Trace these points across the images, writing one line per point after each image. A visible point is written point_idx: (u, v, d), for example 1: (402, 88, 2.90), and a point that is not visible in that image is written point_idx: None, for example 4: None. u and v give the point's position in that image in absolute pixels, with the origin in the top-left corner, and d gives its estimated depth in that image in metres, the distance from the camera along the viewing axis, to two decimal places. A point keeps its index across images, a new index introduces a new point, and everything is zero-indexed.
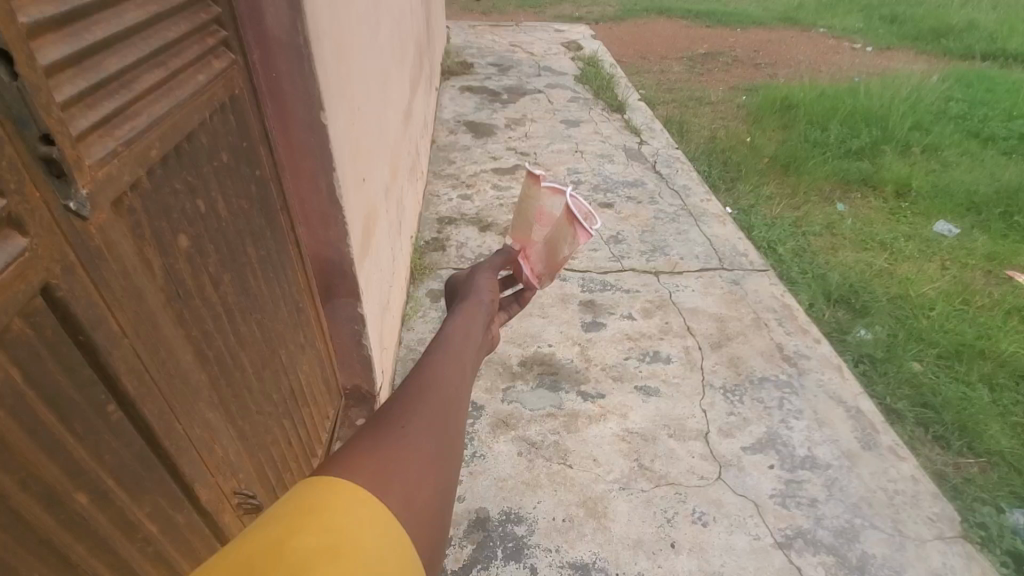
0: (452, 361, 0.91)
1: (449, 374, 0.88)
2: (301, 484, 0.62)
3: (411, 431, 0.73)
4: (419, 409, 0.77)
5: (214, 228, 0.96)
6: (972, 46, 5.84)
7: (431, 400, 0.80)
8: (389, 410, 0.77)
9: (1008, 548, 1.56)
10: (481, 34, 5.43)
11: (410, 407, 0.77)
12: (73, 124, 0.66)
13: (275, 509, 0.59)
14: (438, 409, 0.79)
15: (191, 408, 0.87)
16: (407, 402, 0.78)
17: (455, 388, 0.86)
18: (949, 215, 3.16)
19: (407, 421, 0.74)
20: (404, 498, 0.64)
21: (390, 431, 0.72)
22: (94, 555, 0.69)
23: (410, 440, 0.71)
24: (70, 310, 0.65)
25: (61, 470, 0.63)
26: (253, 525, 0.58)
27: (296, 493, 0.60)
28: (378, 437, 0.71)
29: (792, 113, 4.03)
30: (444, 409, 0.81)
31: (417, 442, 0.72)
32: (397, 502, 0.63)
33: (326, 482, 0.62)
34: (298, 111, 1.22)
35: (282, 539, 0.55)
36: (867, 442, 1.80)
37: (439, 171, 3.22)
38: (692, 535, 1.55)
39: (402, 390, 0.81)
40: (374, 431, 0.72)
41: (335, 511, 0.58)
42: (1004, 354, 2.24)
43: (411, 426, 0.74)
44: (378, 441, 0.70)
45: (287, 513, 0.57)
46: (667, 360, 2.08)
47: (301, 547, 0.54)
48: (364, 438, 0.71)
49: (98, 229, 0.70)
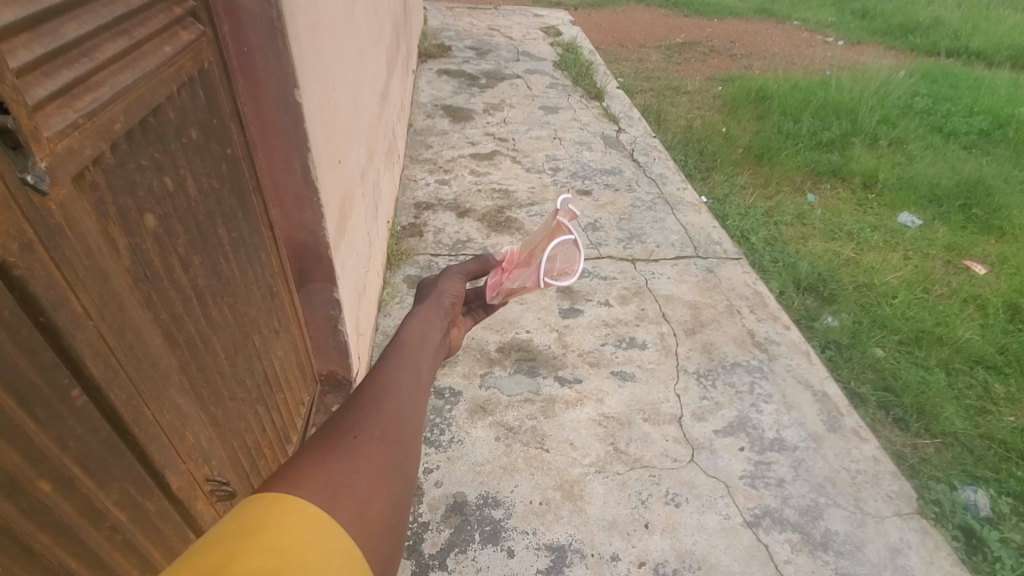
0: (407, 368, 0.90)
1: (404, 380, 0.86)
2: (250, 499, 0.57)
3: (364, 440, 0.70)
4: (372, 417, 0.75)
5: (182, 208, 0.93)
6: (938, 42, 6.00)
7: (386, 406, 0.78)
8: (343, 416, 0.75)
9: (959, 523, 1.65)
10: (460, 16, 5.34)
11: (364, 415, 0.75)
12: (30, 93, 0.63)
13: (218, 528, 0.54)
14: (395, 411, 0.78)
15: (159, 394, 0.84)
16: (361, 409, 0.76)
17: (411, 391, 0.85)
18: (912, 206, 3.27)
19: (359, 430, 0.71)
20: (356, 509, 0.60)
21: (342, 438, 0.70)
22: (58, 544, 0.67)
23: (366, 445, 0.69)
24: (29, 290, 0.62)
25: (21, 456, 0.61)
26: (195, 546, 0.53)
27: (243, 511, 0.55)
28: (330, 446, 0.68)
29: (767, 104, 4.09)
30: (402, 410, 0.80)
31: (370, 451, 0.69)
32: (348, 514, 0.59)
33: (276, 497, 0.57)
34: (272, 89, 1.19)
35: (224, 563, 0.50)
36: (832, 425, 1.87)
37: (416, 155, 3.18)
38: (666, 516, 1.59)
39: (356, 398, 0.79)
40: (326, 441, 0.69)
41: (284, 531, 0.54)
42: (959, 340, 2.35)
43: (363, 435, 0.71)
44: (329, 451, 0.67)
45: (230, 535, 0.53)
46: (643, 346, 2.11)
47: (244, 571, 0.50)
48: (315, 448, 0.67)
49: (58, 205, 0.66)
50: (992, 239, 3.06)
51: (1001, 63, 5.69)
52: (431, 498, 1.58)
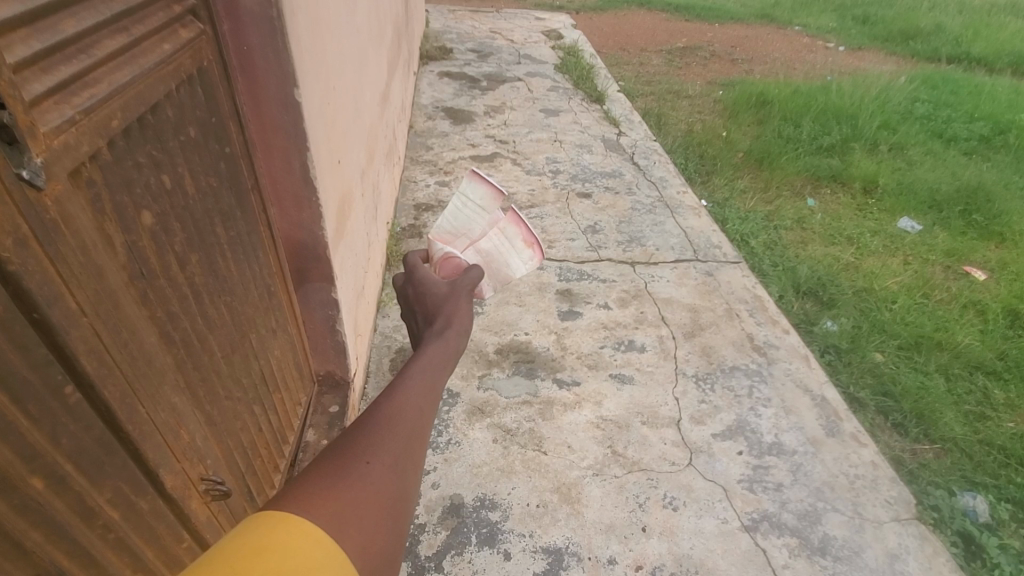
0: (427, 387, 0.83)
1: (421, 402, 0.80)
2: (254, 517, 0.57)
3: (376, 465, 0.68)
4: (383, 441, 0.72)
5: (180, 206, 0.93)
6: (938, 49, 6.02)
7: (400, 430, 0.74)
8: (355, 435, 0.72)
9: (958, 528, 1.64)
10: (462, 19, 5.34)
11: (376, 438, 0.72)
12: (26, 88, 0.62)
13: (222, 544, 0.54)
14: (408, 438, 0.74)
15: (154, 391, 0.84)
16: (376, 432, 0.73)
17: (425, 413, 0.80)
18: (912, 211, 3.27)
19: (372, 454, 0.69)
20: (361, 542, 0.59)
21: (351, 463, 0.67)
22: (50, 541, 0.66)
23: (375, 472, 0.67)
24: (23, 286, 0.62)
25: (14, 453, 0.61)
26: (198, 562, 0.53)
27: (248, 529, 0.55)
28: (339, 470, 0.66)
29: (767, 108, 4.09)
30: (415, 436, 0.76)
31: (380, 481, 0.67)
32: (354, 546, 0.58)
33: (282, 516, 0.57)
34: (270, 87, 1.19)
35: None
36: (831, 429, 1.86)
37: (416, 157, 3.18)
38: (663, 519, 1.58)
39: (374, 414, 0.76)
40: (334, 464, 0.67)
41: (289, 553, 0.54)
42: (959, 346, 2.35)
43: (375, 461, 0.69)
44: (338, 475, 0.65)
45: (234, 554, 0.53)
46: (642, 349, 2.10)
47: None
48: (323, 470, 0.66)
49: (53, 201, 0.66)
50: (992, 245, 3.07)
51: (1003, 69, 5.72)
52: (428, 499, 1.57)
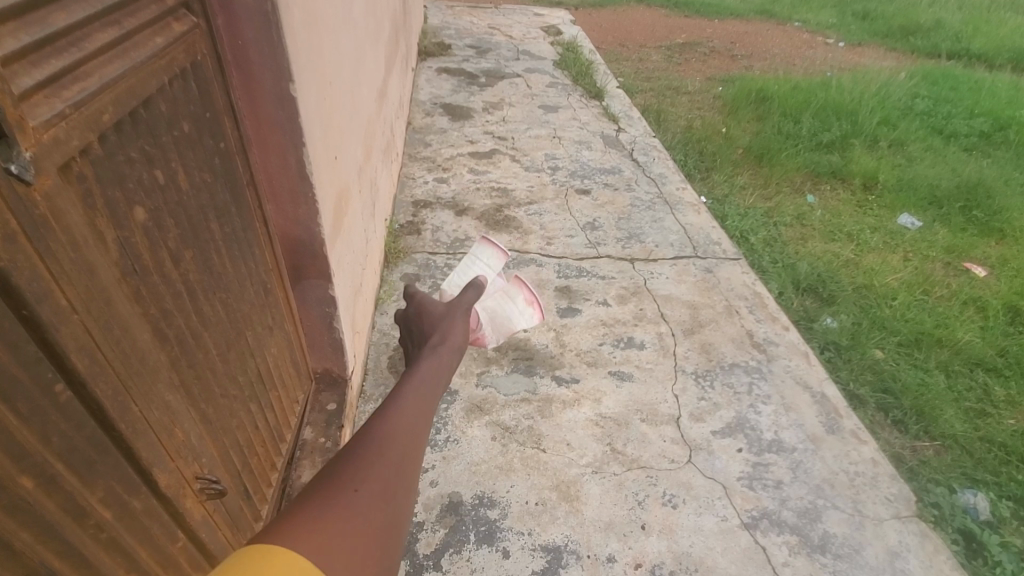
0: (417, 410, 0.83)
1: (410, 425, 0.80)
2: (242, 552, 0.55)
3: (364, 494, 0.67)
4: (372, 468, 0.71)
5: (174, 202, 0.92)
6: (938, 45, 6.00)
7: (390, 456, 0.74)
8: (343, 462, 0.71)
9: (958, 526, 1.64)
10: (460, 15, 5.31)
11: (365, 465, 0.71)
12: (15, 82, 0.61)
13: None
14: (398, 463, 0.73)
15: (148, 390, 0.83)
16: (365, 458, 0.72)
17: (415, 436, 0.79)
18: (912, 208, 3.26)
19: (360, 482, 0.68)
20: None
21: (340, 492, 0.66)
22: (41, 542, 0.65)
23: (365, 501, 0.66)
24: (12, 282, 0.60)
25: (3, 452, 0.59)
26: None
27: (236, 565, 0.53)
28: (328, 499, 0.65)
29: (767, 105, 4.08)
30: (404, 461, 0.75)
31: (369, 510, 0.66)
32: None
33: (270, 550, 0.55)
34: (266, 83, 1.18)
35: None
36: (831, 426, 1.85)
37: (415, 153, 3.16)
38: (662, 517, 1.58)
39: (365, 436, 0.76)
40: (321, 494, 0.66)
41: None
42: (959, 343, 2.34)
43: (364, 489, 0.68)
44: (327, 505, 0.64)
45: None
46: (641, 346, 2.09)
47: None
48: (311, 502, 0.64)
49: (43, 196, 0.65)
50: (992, 242, 3.06)
51: (1002, 65, 5.70)
52: (426, 497, 1.57)
